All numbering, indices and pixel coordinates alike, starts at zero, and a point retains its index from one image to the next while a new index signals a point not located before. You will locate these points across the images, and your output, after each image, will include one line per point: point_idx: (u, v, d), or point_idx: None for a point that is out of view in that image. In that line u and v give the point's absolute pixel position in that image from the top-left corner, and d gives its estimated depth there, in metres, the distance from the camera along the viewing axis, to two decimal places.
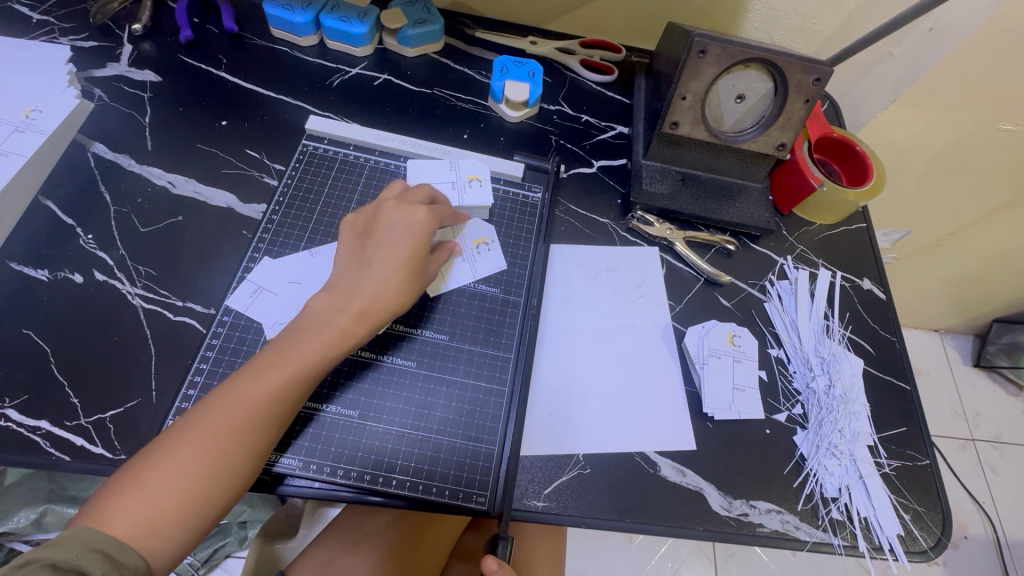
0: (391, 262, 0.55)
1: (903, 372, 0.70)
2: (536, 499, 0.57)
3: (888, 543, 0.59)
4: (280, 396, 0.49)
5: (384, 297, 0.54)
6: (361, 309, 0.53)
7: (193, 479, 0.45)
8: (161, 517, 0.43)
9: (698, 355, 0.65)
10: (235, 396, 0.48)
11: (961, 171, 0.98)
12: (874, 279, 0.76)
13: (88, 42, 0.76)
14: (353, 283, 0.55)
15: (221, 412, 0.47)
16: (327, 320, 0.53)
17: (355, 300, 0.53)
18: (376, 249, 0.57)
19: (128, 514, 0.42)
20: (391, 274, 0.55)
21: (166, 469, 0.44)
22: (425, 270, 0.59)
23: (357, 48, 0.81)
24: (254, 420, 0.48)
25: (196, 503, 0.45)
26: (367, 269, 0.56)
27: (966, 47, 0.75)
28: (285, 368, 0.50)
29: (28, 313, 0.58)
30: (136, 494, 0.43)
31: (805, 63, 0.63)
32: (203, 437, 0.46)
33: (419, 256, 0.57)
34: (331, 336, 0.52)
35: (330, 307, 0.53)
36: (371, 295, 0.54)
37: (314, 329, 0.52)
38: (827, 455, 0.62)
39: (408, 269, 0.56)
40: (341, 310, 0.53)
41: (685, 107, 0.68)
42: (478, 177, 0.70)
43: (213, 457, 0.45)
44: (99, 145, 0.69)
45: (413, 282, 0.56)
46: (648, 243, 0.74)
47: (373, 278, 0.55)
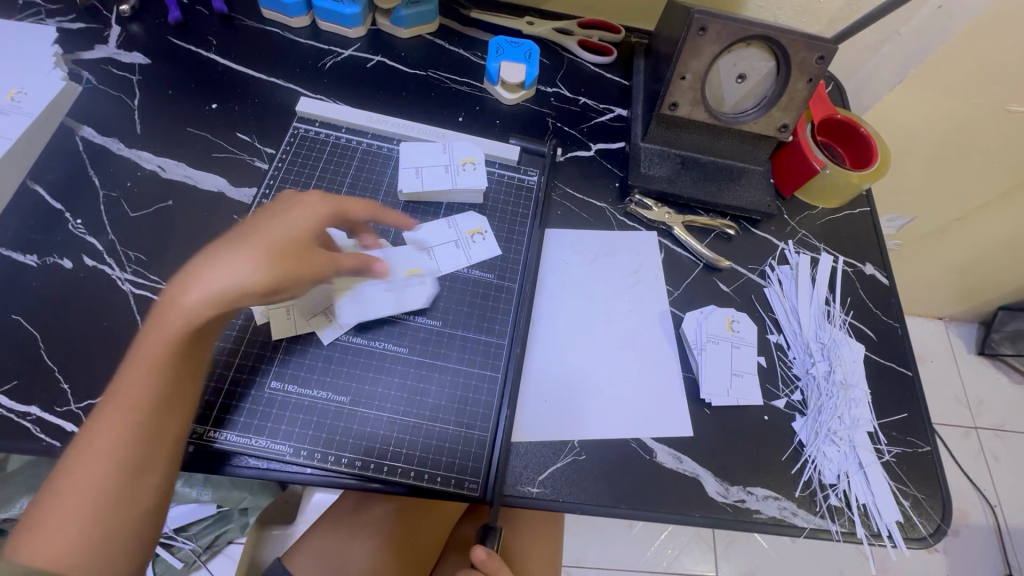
0: (251, 238, 0.49)
1: (905, 358, 0.69)
2: (531, 486, 0.56)
3: (886, 529, 0.59)
4: (152, 389, 0.45)
5: (237, 270, 0.47)
6: (198, 282, 0.46)
7: (98, 494, 0.43)
8: (76, 536, 0.42)
9: (696, 341, 0.64)
10: (114, 400, 0.45)
11: (968, 155, 0.96)
12: (877, 263, 0.75)
13: (75, 24, 0.75)
14: (197, 260, 0.48)
15: (106, 417, 0.44)
16: (185, 293, 0.46)
17: (184, 277, 0.47)
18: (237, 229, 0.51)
19: (43, 539, 0.41)
20: (234, 247, 0.48)
21: (69, 488, 0.42)
22: (313, 258, 0.51)
23: (349, 29, 0.79)
24: (135, 421, 0.44)
25: (110, 513, 0.43)
26: (223, 241, 0.50)
27: (975, 25, 0.73)
28: (149, 355, 0.45)
29: (17, 299, 0.57)
30: (48, 519, 0.42)
31: (808, 41, 0.62)
32: (96, 446, 0.43)
33: (293, 239, 0.50)
34: (192, 308, 0.46)
35: (176, 282, 0.47)
36: (219, 265, 0.47)
37: (164, 307, 0.46)
38: (826, 442, 0.61)
39: (263, 245, 0.48)
40: (183, 283, 0.46)
41: (684, 87, 0.67)
42: (472, 160, 0.69)
43: (109, 466, 0.43)
44: (87, 129, 0.68)
45: (287, 258, 0.49)
46: (646, 227, 0.73)
47: (219, 251, 0.48)
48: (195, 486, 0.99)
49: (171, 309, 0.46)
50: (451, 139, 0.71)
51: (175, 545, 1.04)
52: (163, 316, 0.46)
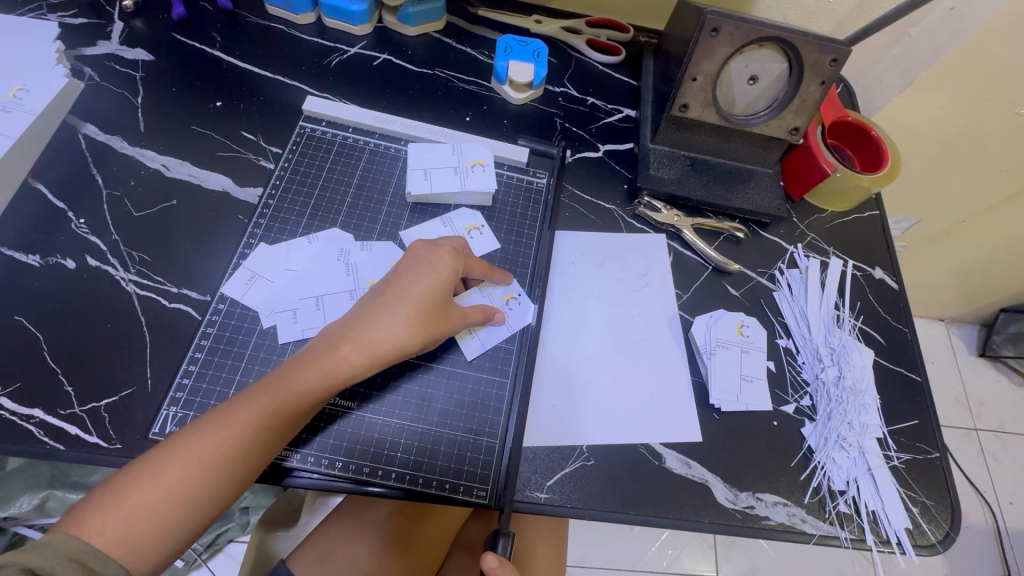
0: (404, 300, 0.52)
1: (914, 363, 0.68)
2: (539, 491, 0.56)
3: (895, 536, 0.58)
4: (264, 423, 0.47)
5: (389, 336, 0.51)
6: (368, 349, 0.50)
7: (174, 498, 0.43)
8: (142, 536, 0.42)
9: (705, 345, 0.64)
10: (224, 418, 0.46)
11: (977, 157, 0.95)
12: (886, 268, 0.74)
13: (77, 19, 0.74)
14: (359, 317, 0.51)
15: (207, 432, 0.45)
16: (341, 356, 0.49)
17: (361, 339, 0.50)
18: (394, 283, 0.53)
19: (112, 526, 0.41)
20: (396, 310, 0.51)
21: (149, 487, 0.43)
22: (445, 322, 0.54)
23: (355, 26, 0.78)
24: (235, 447, 0.46)
25: (175, 521, 0.43)
26: (378, 298, 0.53)
27: (987, 28, 0.72)
28: (264, 391, 0.48)
29: (19, 300, 0.56)
30: (118, 509, 0.42)
31: (822, 42, 0.61)
32: (190, 454, 0.44)
33: (438, 299, 0.53)
34: (334, 370, 0.49)
35: (339, 338, 0.50)
36: (380, 329, 0.51)
37: (322, 362, 0.49)
38: (836, 448, 0.61)
39: (422, 309, 0.52)
40: (346, 345, 0.50)
41: (696, 89, 0.66)
42: (481, 162, 0.68)
43: (197, 478, 0.44)
44: (90, 127, 0.67)
45: (429, 323, 0.52)
46: (654, 230, 0.73)
47: (382, 313, 0.51)
48: None
49: (338, 364, 0.49)
50: (459, 140, 0.70)
51: None
52: (302, 367, 0.49)
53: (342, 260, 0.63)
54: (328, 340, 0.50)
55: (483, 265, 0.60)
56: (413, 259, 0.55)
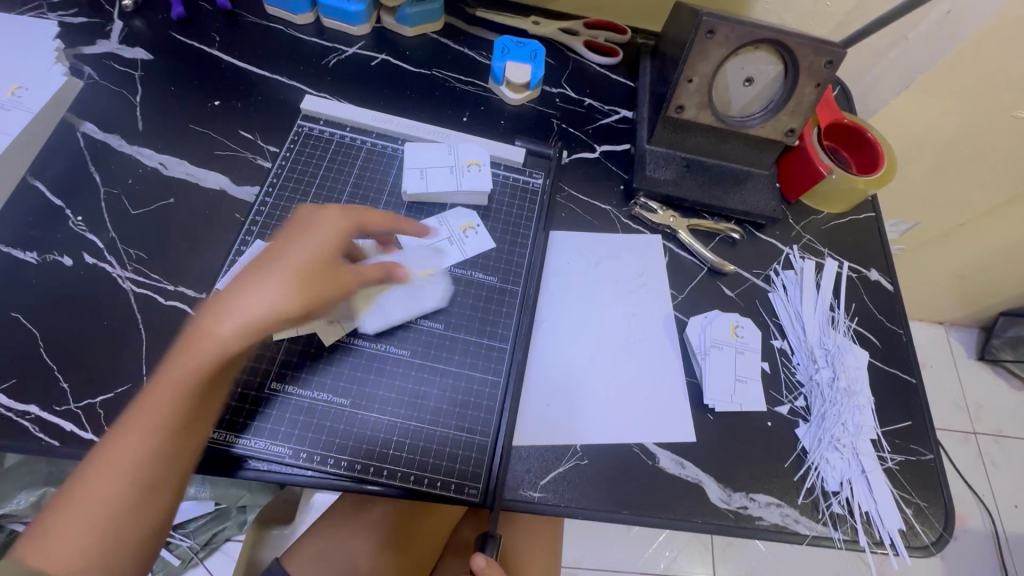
0: (272, 265, 0.47)
1: (909, 365, 0.68)
2: (533, 490, 0.56)
3: (889, 537, 0.58)
4: (161, 415, 0.43)
5: (273, 297, 0.45)
6: (242, 319, 0.44)
7: (97, 506, 0.41)
8: (72, 550, 0.39)
9: (700, 345, 0.64)
10: (126, 424, 0.43)
11: (974, 160, 0.95)
12: (881, 270, 0.74)
13: (77, 18, 0.74)
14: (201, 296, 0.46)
15: (119, 434, 0.42)
16: (219, 326, 0.44)
17: (224, 306, 0.45)
18: (255, 254, 0.49)
19: (40, 545, 0.39)
20: (266, 274, 0.46)
21: (71, 509, 0.40)
22: (337, 272, 0.49)
23: (353, 27, 0.79)
24: (150, 446, 0.42)
25: (107, 529, 0.41)
26: (244, 269, 0.48)
27: (982, 31, 0.72)
28: (153, 385, 0.44)
29: (16, 297, 0.57)
30: (48, 524, 0.40)
31: (817, 45, 0.61)
32: (105, 467, 0.41)
33: (323, 259, 0.49)
34: (220, 338, 0.44)
35: (209, 307, 0.45)
36: (244, 295, 0.45)
37: (204, 338, 0.44)
38: (830, 449, 0.61)
39: (278, 272, 0.47)
40: (206, 318, 0.44)
41: (691, 90, 0.66)
42: (478, 162, 0.69)
43: (119, 487, 0.41)
44: (89, 125, 0.67)
45: (312, 281, 0.47)
46: (650, 231, 0.73)
47: (254, 277, 0.46)
48: (194, 484, 0.96)
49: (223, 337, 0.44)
50: (456, 140, 0.71)
51: (173, 542, 1.04)
52: (185, 349, 0.44)
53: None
54: (206, 310, 0.45)
55: (385, 215, 0.57)
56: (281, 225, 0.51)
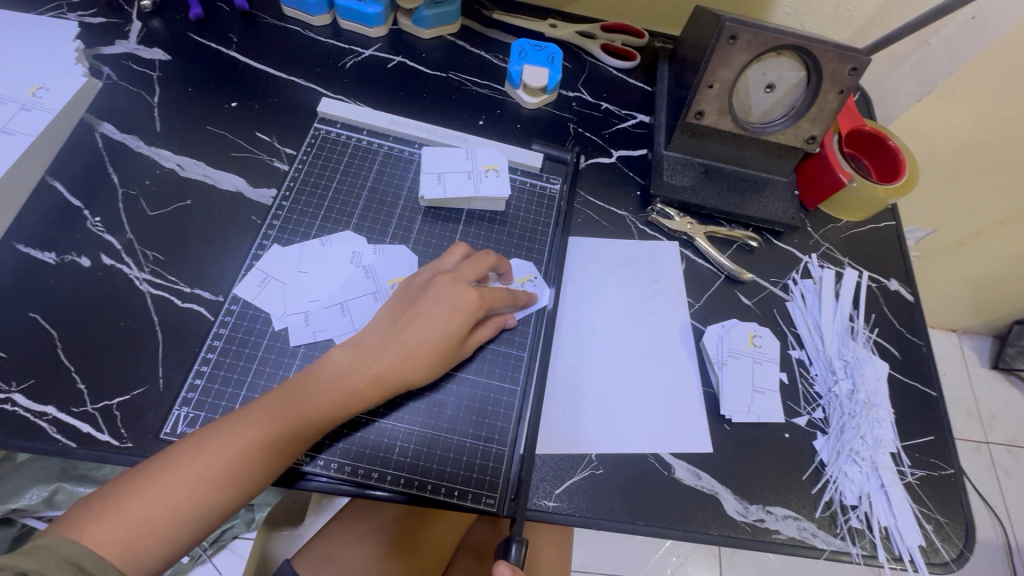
0: (403, 334, 0.53)
1: (929, 377, 0.67)
2: (547, 499, 0.55)
3: (908, 553, 0.57)
4: (277, 444, 0.48)
5: (395, 364, 0.52)
6: (370, 378, 0.51)
7: (176, 510, 0.44)
8: (144, 547, 0.43)
9: (717, 355, 0.63)
10: (228, 431, 0.47)
11: (995, 169, 0.94)
12: (901, 280, 0.73)
13: (96, 18, 0.74)
14: (349, 353, 0.52)
15: (210, 443, 0.46)
16: (352, 389, 0.51)
17: (364, 369, 0.51)
18: (419, 320, 0.54)
19: (110, 536, 0.42)
20: (403, 348, 0.53)
21: (151, 493, 0.44)
22: (453, 354, 0.55)
23: (370, 28, 0.78)
24: (238, 461, 0.46)
25: (179, 532, 0.44)
26: (373, 330, 0.54)
27: (1010, 38, 0.71)
28: (272, 410, 0.48)
29: (34, 297, 0.57)
30: (118, 518, 0.42)
31: (841, 51, 0.60)
32: (196, 463, 0.45)
33: (451, 340, 0.54)
34: (343, 395, 0.50)
35: (346, 365, 0.51)
36: (381, 360, 0.52)
37: (334, 394, 0.50)
38: (849, 462, 0.60)
39: (439, 349, 0.54)
40: (338, 379, 0.51)
41: (712, 96, 0.66)
42: (495, 167, 0.68)
43: (200, 488, 0.45)
44: (107, 126, 0.68)
45: (438, 357, 0.54)
46: (667, 237, 0.72)
47: (387, 342, 0.53)
48: None
49: (351, 394, 0.51)
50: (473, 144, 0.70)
51: None
52: (313, 389, 0.50)
53: (355, 263, 0.63)
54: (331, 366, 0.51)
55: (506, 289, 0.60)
56: (424, 291, 0.56)
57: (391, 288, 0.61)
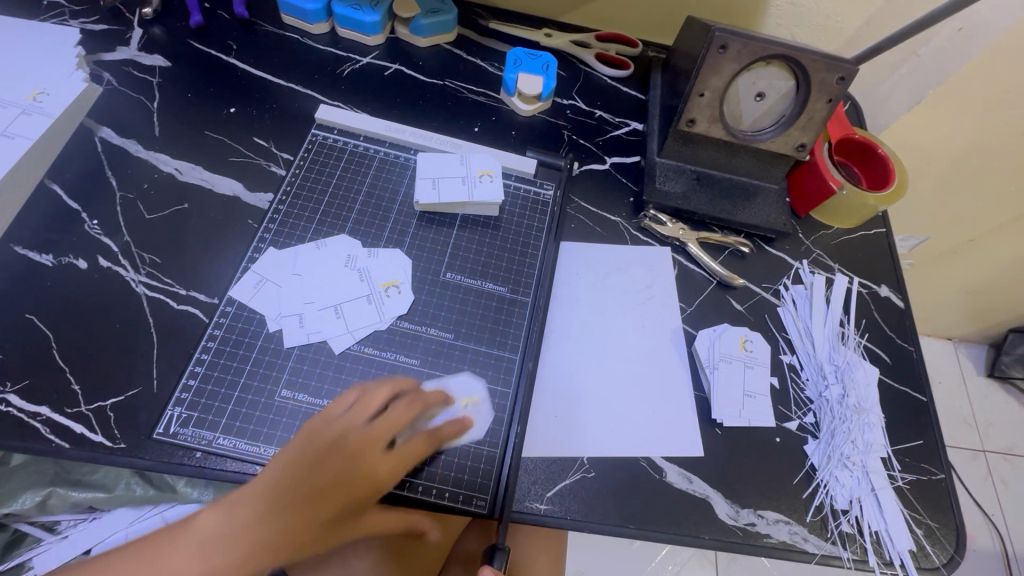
0: (337, 456, 0.48)
1: (920, 383, 0.68)
2: (539, 502, 0.55)
3: (899, 558, 0.58)
4: None
5: (333, 497, 0.47)
6: (306, 504, 0.46)
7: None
8: None
9: (709, 360, 0.64)
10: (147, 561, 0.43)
11: (985, 177, 0.95)
12: (892, 286, 0.74)
13: (97, 25, 0.75)
14: (272, 482, 0.46)
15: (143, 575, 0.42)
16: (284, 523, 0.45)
17: (294, 502, 0.46)
18: (350, 440, 0.49)
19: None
20: (358, 463, 0.49)
21: None
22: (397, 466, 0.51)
23: (367, 37, 0.80)
24: None
25: None
26: (300, 452, 0.48)
27: (996, 48, 0.72)
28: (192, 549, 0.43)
29: (31, 299, 0.57)
30: None
31: (829, 61, 0.61)
32: None
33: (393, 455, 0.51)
34: (277, 526, 0.45)
35: (272, 494, 0.46)
36: (314, 487, 0.47)
37: (290, 519, 0.46)
38: (839, 466, 0.60)
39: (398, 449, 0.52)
40: (269, 509, 0.45)
41: (703, 104, 0.67)
42: (489, 172, 0.69)
43: None
44: (107, 130, 0.68)
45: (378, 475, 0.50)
46: (660, 243, 0.73)
47: (318, 466, 0.48)
48: None
49: (309, 517, 0.46)
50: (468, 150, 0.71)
51: None
52: (239, 525, 0.45)
53: (351, 266, 0.63)
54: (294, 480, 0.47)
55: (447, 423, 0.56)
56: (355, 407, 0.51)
57: (385, 291, 0.62)
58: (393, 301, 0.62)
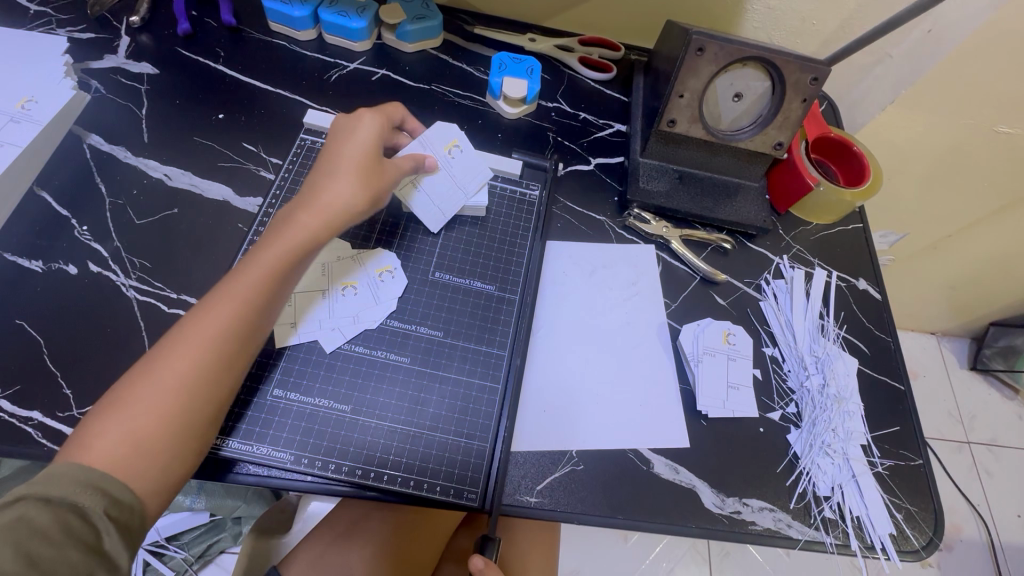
0: (345, 165, 0.58)
1: (897, 372, 0.70)
2: (529, 495, 0.57)
3: (880, 541, 0.59)
4: (244, 301, 0.51)
5: (336, 191, 0.56)
6: (315, 205, 0.56)
7: (163, 415, 0.46)
8: (156, 445, 0.45)
9: (693, 353, 0.65)
10: (199, 318, 0.50)
11: (959, 174, 0.98)
12: (869, 279, 0.76)
13: (85, 34, 0.76)
14: (309, 190, 0.57)
15: (186, 345, 0.48)
16: (301, 233, 0.54)
17: (312, 203, 0.56)
18: (333, 158, 0.59)
19: (100, 454, 0.43)
20: (295, 204, 0.56)
21: (146, 387, 0.46)
22: (385, 171, 0.60)
23: (355, 43, 0.81)
24: (217, 338, 0.49)
25: (180, 426, 0.46)
26: (317, 172, 0.58)
27: (964, 49, 0.75)
28: (239, 272, 0.52)
29: (21, 304, 0.58)
30: (121, 424, 0.44)
31: (803, 62, 0.63)
32: (179, 355, 0.48)
33: (374, 154, 0.59)
34: (297, 236, 0.54)
35: (293, 213, 0.56)
36: (332, 193, 0.56)
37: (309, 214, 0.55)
38: (820, 454, 0.62)
39: (363, 162, 0.58)
40: (300, 217, 0.55)
41: (682, 105, 0.69)
42: (456, 142, 0.70)
43: (204, 358, 0.48)
44: (95, 137, 0.69)
45: (374, 178, 0.59)
46: (644, 241, 0.74)
47: (329, 179, 0.57)
48: (189, 494, 0.93)
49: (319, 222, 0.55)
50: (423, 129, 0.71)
51: (167, 553, 1.04)
52: (270, 240, 0.54)
53: (326, 275, 0.64)
54: (262, 245, 0.54)
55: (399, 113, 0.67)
56: (343, 130, 0.61)
57: (379, 277, 0.65)
58: (389, 284, 0.64)
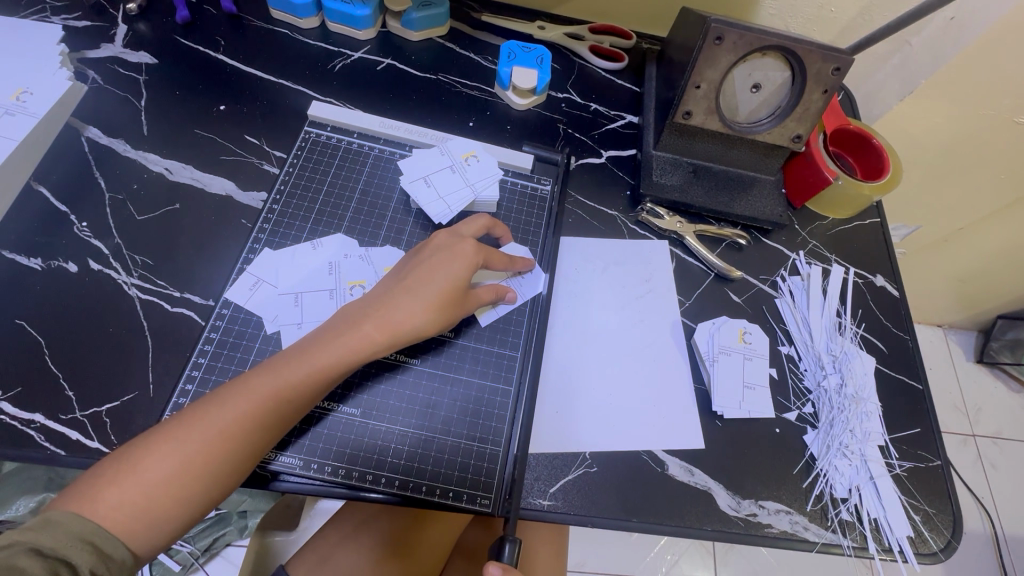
0: (425, 288, 0.55)
1: (915, 371, 0.68)
2: (542, 498, 0.55)
3: (897, 544, 0.58)
4: (284, 397, 0.49)
5: (411, 317, 0.54)
6: (381, 322, 0.53)
7: (172, 485, 0.44)
8: (158, 511, 0.44)
9: (708, 352, 0.64)
10: (242, 389, 0.48)
11: (977, 166, 0.96)
12: (887, 275, 0.75)
13: (81, 22, 0.74)
14: (382, 297, 0.55)
15: (210, 421, 0.46)
16: (362, 336, 0.52)
17: (382, 316, 0.53)
18: (413, 274, 0.56)
19: (98, 514, 0.42)
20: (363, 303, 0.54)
21: (159, 456, 0.44)
22: (464, 305, 0.57)
23: (359, 31, 0.78)
24: (246, 428, 0.47)
25: (186, 495, 0.45)
26: (399, 281, 0.56)
27: (989, 37, 0.72)
28: (291, 361, 0.50)
29: (20, 303, 0.56)
30: (127, 486, 0.43)
31: (824, 52, 0.61)
32: (201, 431, 0.46)
33: (459, 288, 0.56)
34: (355, 338, 0.52)
35: (360, 316, 0.53)
36: (401, 312, 0.53)
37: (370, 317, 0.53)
38: (838, 455, 0.61)
39: (445, 295, 0.55)
40: (364, 322, 0.53)
41: (699, 96, 0.66)
42: (473, 153, 0.69)
43: (226, 445, 0.46)
44: (93, 130, 0.67)
45: (449, 310, 0.56)
46: (656, 236, 0.73)
47: (406, 297, 0.54)
48: None
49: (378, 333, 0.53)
50: (443, 141, 0.71)
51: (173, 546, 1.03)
52: (331, 334, 0.52)
53: (333, 273, 0.62)
54: (321, 338, 0.52)
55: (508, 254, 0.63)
56: (434, 250, 0.58)
57: None
58: None
